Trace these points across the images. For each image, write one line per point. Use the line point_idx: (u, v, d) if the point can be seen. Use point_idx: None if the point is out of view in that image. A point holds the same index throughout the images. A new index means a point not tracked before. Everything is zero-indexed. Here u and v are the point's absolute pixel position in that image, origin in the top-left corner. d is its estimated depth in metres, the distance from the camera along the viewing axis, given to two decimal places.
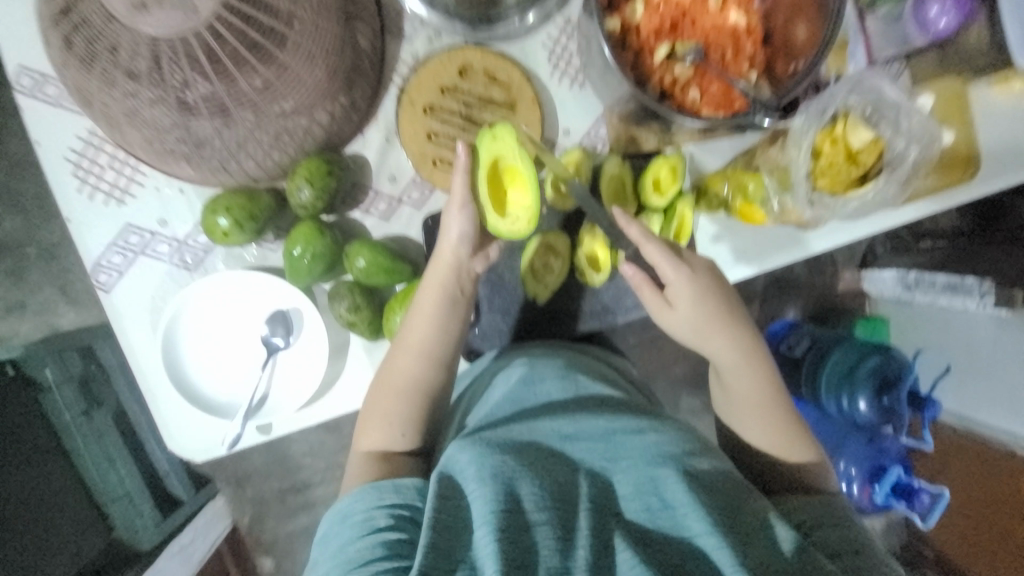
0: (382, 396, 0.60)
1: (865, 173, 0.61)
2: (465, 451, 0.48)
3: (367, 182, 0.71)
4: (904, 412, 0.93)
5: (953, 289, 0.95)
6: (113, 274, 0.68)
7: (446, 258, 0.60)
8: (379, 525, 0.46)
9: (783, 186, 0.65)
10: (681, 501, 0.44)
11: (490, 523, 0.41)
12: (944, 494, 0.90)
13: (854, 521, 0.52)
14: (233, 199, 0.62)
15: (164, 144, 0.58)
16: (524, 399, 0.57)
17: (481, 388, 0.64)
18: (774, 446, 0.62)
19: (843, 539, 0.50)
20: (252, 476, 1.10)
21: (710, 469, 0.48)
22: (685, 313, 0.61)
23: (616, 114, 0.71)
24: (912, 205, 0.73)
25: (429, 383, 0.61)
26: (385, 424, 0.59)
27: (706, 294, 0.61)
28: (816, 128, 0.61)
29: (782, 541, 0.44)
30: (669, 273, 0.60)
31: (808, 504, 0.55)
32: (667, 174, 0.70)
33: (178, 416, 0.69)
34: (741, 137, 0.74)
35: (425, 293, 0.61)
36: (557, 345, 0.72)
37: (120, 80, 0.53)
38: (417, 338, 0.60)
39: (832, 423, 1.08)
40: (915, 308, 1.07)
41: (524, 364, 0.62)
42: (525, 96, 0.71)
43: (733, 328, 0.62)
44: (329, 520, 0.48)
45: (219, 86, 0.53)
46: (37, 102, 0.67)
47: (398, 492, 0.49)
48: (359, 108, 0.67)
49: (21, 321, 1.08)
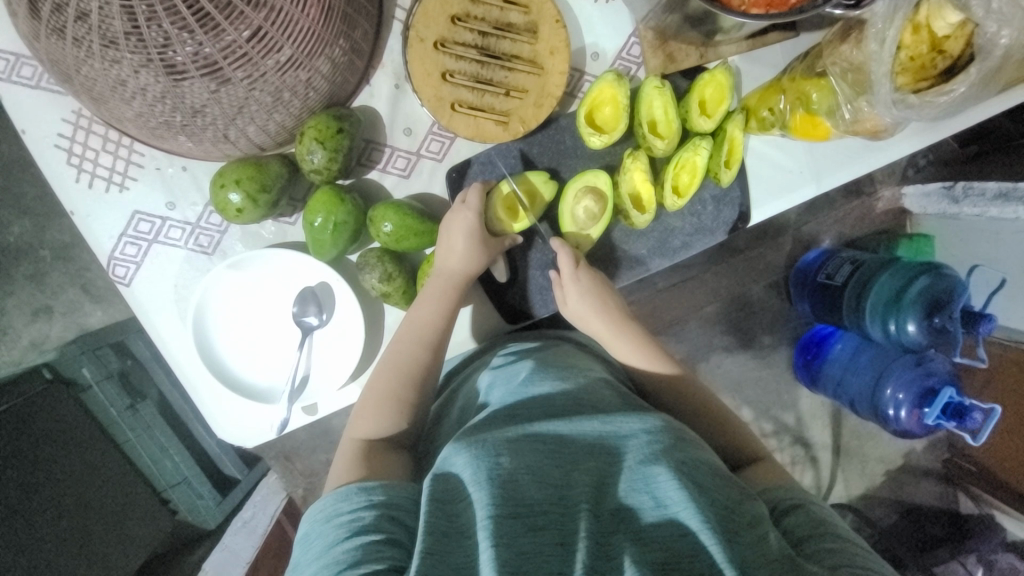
0: (386, 377, 0.59)
1: (953, 65, 0.52)
2: (461, 452, 0.44)
3: (381, 138, 0.65)
4: (956, 331, 0.87)
5: (1004, 198, 0.90)
6: (131, 266, 0.64)
7: (449, 264, 0.61)
8: (364, 525, 0.44)
9: (858, 91, 0.55)
10: (675, 499, 0.42)
11: (488, 529, 0.39)
12: (998, 410, 0.85)
13: (813, 502, 0.48)
14: (241, 170, 0.57)
15: (159, 116, 0.53)
16: (518, 396, 0.53)
17: (475, 385, 0.62)
18: (722, 422, 0.60)
19: (809, 521, 0.45)
20: (300, 450, 1.06)
21: (700, 460, 0.45)
22: (575, 307, 0.65)
23: (650, 28, 0.63)
24: (958, 117, 0.66)
25: (426, 367, 0.60)
26: (391, 409, 0.58)
27: (600, 294, 0.64)
28: (903, 15, 0.50)
29: (770, 537, 0.42)
30: (564, 272, 0.64)
31: (775, 488, 0.51)
32: (713, 93, 0.64)
33: (220, 406, 0.67)
34: (792, 43, 0.66)
35: (434, 282, 0.61)
36: (547, 336, 0.69)
37: (96, 47, 0.46)
38: (421, 326, 0.61)
39: (873, 350, 1.01)
40: (960, 223, 1.00)
41: (528, 361, 0.59)
42: (547, 15, 0.61)
43: (612, 321, 0.65)
44: (310, 519, 0.46)
45: (205, 40, 0.46)
46: (17, 87, 0.61)
47: (384, 490, 0.47)
48: (362, 53, 0.60)
49: (49, 325, 1.07)
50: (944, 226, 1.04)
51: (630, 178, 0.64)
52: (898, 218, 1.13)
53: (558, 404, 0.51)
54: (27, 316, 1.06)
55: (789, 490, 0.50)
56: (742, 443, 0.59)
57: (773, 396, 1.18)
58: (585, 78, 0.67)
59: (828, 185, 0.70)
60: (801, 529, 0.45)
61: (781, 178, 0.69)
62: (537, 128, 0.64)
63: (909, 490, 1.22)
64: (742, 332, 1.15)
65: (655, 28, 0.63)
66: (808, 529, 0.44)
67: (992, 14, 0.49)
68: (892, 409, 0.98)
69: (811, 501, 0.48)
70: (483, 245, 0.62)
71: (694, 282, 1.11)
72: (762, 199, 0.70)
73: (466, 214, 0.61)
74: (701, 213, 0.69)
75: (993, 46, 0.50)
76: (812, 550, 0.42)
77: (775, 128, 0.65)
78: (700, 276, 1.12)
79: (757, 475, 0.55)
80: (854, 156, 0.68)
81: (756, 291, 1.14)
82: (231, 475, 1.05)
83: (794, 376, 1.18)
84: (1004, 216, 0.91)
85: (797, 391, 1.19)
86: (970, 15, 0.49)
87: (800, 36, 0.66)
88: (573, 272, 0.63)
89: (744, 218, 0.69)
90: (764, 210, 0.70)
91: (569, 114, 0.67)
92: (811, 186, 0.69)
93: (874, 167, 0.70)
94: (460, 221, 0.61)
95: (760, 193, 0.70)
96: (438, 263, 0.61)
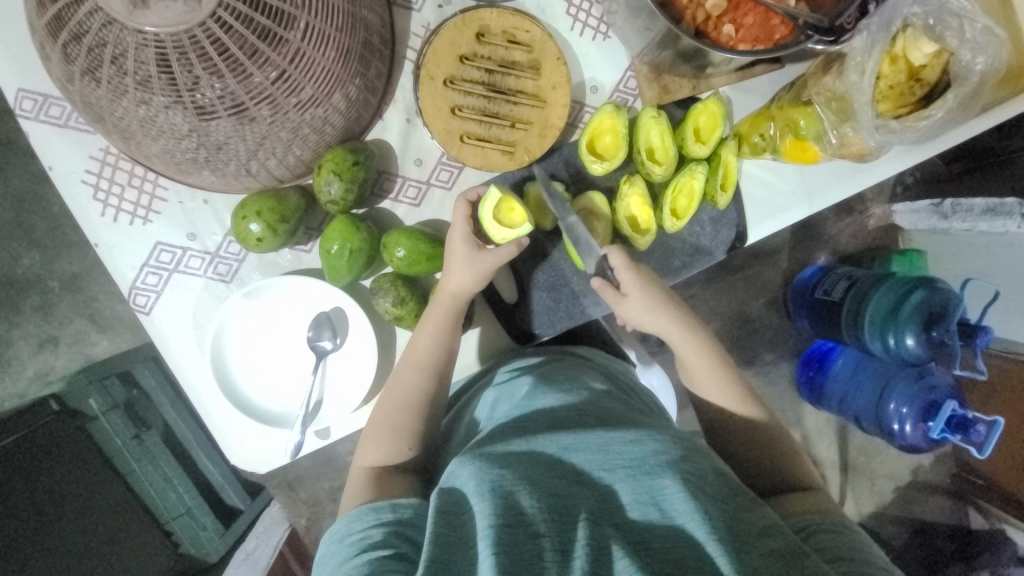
0: (391, 408, 0.60)
1: (930, 92, 0.57)
2: (466, 465, 0.46)
3: (393, 169, 0.68)
4: (956, 344, 0.87)
5: (993, 213, 0.95)
6: (151, 295, 0.66)
7: (451, 289, 0.62)
8: (373, 542, 0.45)
9: (841, 117, 0.59)
10: (681, 510, 0.42)
11: (489, 538, 0.39)
12: (1001, 420, 0.86)
13: (851, 528, 0.49)
14: (262, 202, 0.60)
15: (184, 152, 0.56)
16: (522, 409, 0.55)
17: (478, 405, 0.63)
18: (769, 454, 0.61)
19: (842, 545, 0.47)
20: (304, 479, 1.06)
21: (707, 473, 0.46)
22: (638, 300, 0.63)
23: (645, 62, 0.68)
24: (958, 131, 0.67)
25: (428, 394, 0.61)
26: (391, 437, 0.59)
27: (657, 289, 0.64)
28: (880, 48, 0.54)
29: (776, 543, 0.44)
30: (622, 272, 0.63)
31: (809, 513, 0.52)
32: (706, 121, 0.67)
33: (236, 432, 0.68)
34: (779, 73, 0.71)
35: (436, 304, 0.62)
36: (556, 351, 0.71)
37: (130, 89, 0.49)
38: (420, 355, 0.62)
39: (874, 364, 1.03)
40: (950, 238, 1.03)
41: (529, 376, 0.61)
42: (549, 53, 0.65)
43: (678, 315, 0.64)
44: (326, 541, 0.48)
45: (233, 82, 0.50)
46: (44, 126, 0.63)
47: (393, 509, 0.48)
48: (375, 90, 0.64)
49: (56, 355, 1.08)
50: (934, 241, 1.08)
51: (629, 203, 0.68)
52: (889, 234, 1.17)
53: (561, 415, 0.53)
54: (35, 347, 1.08)
55: (816, 516, 0.51)
56: (789, 467, 0.60)
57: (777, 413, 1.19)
58: (585, 110, 0.70)
59: (818, 208, 0.73)
60: (835, 548, 0.47)
61: (771, 202, 0.73)
62: (541, 157, 0.68)
63: (918, 507, 1.21)
64: (743, 349, 1.17)
65: (649, 63, 0.67)
66: (839, 551, 0.46)
67: (966, 43, 0.54)
68: (898, 423, 0.99)
69: (848, 528, 0.49)
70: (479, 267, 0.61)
71: (694, 301, 1.14)
72: (758, 220, 0.73)
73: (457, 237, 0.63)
74: (700, 233, 0.72)
75: (970, 72, 0.55)
76: (843, 568, 0.44)
77: (767, 152, 0.69)
78: (699, 295, 1.15)
79: (797, 499, 0.55)
80: (840, 177, 0.72)
81: (755, 308, 1.16)
82: (234, 505, 1.06)
83: (799, 393, 1.20)
84: (992, 230, 0.95)
85: (800, 407, 1.20)
86: (944, 45, 0.54)
87: (786, 68, 0.70)
88: (624, 267, 0.63)
89: (741, 237, 0.72)
90: (761, 227, 0.73)
91: (571, 143, 0.70)
92: (804, 206, 0.72)
93: (862, 187, 0.73)
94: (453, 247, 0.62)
95: (756, 214, 0.73)
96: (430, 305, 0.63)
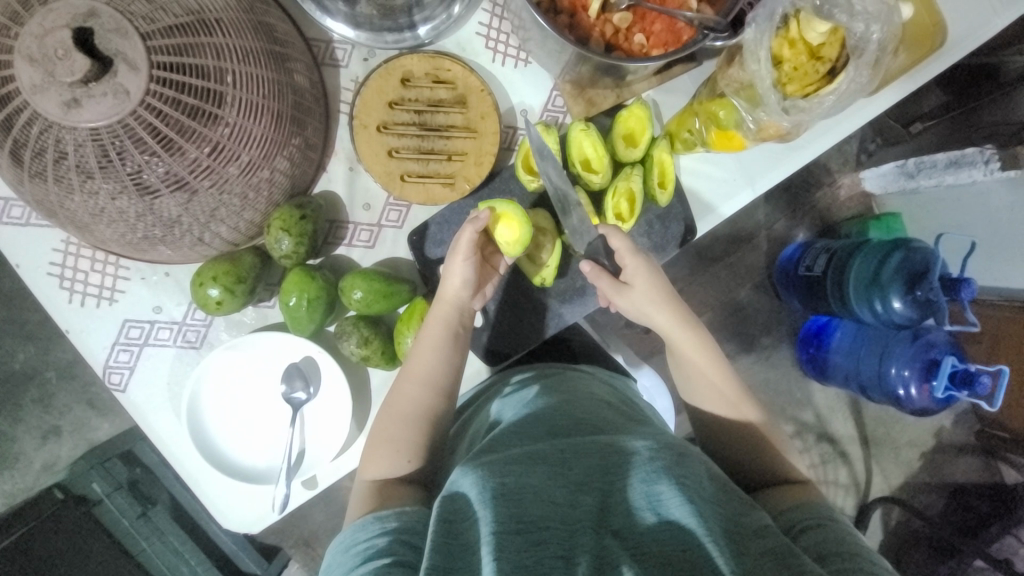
0: (390, 422, 0.61)
1: (833, 67, 0.59)
2: (469, 473, 0.46)
3: (343, 217, 0.71)
4: (940, 301, 0.86)
5: (956, 165, 0.98)
6: (125, 372, 0.68)
7: (450, 298, 0.63)
8: (377, 550, 0.45)
9: (753, 104, 0.61)
10: (678, 514, 0.43)
11: (490, 543, 0.39)
12: (1005, 368, 0.86)
13: (840, 523, 0.50)
14: (217, 267, 0.62)
15: (138, 233, 0.59)
16: (526, 418, 0.56)
17: (485, 413, 0.64)
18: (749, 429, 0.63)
19: (831, 540, 0.47)
20: (319, 534, 1.10)
21: (703, 477, 0.47)
22: (643, 288, 0.63)
23: (568, 81, 0.70)
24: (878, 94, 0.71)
25: (438, 416, 0.62)
26: (390, 451, 0.59)
27: (653, 269, 0.65)
28: (769, 35, 0.57)
29: (769, 541, 0.44)
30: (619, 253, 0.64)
31: (794, 508, 0.53)
32: (637, 125, 0.70)
33: (224, 493, 0.69)
34: (698, 70, 0.74)
35: (436, 312, 0.63)
36: (551, 365, 0.72)
37: (76, 182, 0.52)
38: (423, 368, 0.62)
39: (871, 331, 1.01)
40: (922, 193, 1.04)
41: (534, 388, 0.62)
42: (473, 86, 0.68)
43: (669, 306, 0.64)
44: (332, 552, 0.48)
45: (172, 161, 0.53)
46: (8, 227, 0.66)
47: (397, 517, 0.49)
48: (314, 146, 0.67)
49: (60, 445, 1.09)
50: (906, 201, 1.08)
51: None
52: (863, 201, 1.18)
53: (562, 425, 0.53)
54: (38, 439, 1.09)
55: (805, 511, 0.52)
56: (767, 457, 0.61)
57: (786, 395, 1.19)
58: (518, 133, 0.74)
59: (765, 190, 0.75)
60: (821, 546, 0.47)
61: (716, 189, 0.75)
62: (482, 183, 0.71)
63: (944, 470, 1.20)
64: (739, 335, 1.18)
65: (571, 81, 0.70)
66: (827, 546, 0.47)
67: (857, 16, 0.57)
68: (902, 388, 0.98)
69: (835, 520, 0.50)
70: (469, 251, 0.62)
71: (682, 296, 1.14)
72: (707, 209, 0.75)
73: (468, 234, 0.61)
74: (650, 231, 0.74)
75: (866, 42, 0.57)
76: (831, 566, 0.45)
77: (699, 145, 0.71)
78: (685, 288, 1.16)
79: (785, 492, 0.57)
80: (782, 156, 0.74)
81: (743, 293, 1.17)
82: (250, 570, 1.05)
83: (803, 372, 1.19)
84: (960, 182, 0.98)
85: (807, 386, 1.19)
86: (837, 22, 0.56)
87: (702, 65, 0.73)
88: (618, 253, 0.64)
89: (690, 230, 0.74)
90: (714, 214, 0.75)
91: (510, 166, 0.73)
92: (747, 190, 0.75)
93: (800, 165, 0.75)
94: (456, 245, 0.61)
95: (702, 204, 0.75)
96: (430, 313, 0.63)
